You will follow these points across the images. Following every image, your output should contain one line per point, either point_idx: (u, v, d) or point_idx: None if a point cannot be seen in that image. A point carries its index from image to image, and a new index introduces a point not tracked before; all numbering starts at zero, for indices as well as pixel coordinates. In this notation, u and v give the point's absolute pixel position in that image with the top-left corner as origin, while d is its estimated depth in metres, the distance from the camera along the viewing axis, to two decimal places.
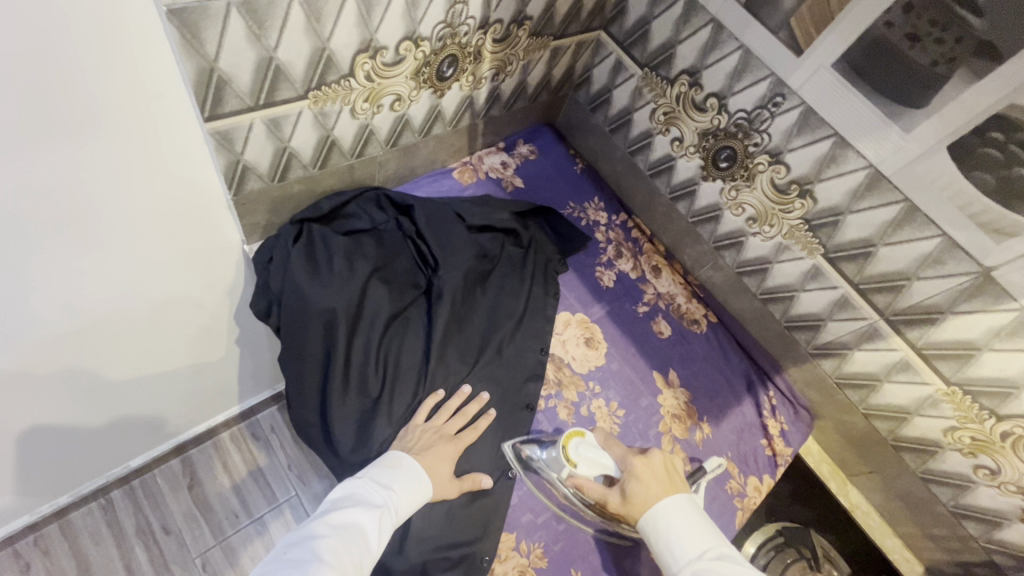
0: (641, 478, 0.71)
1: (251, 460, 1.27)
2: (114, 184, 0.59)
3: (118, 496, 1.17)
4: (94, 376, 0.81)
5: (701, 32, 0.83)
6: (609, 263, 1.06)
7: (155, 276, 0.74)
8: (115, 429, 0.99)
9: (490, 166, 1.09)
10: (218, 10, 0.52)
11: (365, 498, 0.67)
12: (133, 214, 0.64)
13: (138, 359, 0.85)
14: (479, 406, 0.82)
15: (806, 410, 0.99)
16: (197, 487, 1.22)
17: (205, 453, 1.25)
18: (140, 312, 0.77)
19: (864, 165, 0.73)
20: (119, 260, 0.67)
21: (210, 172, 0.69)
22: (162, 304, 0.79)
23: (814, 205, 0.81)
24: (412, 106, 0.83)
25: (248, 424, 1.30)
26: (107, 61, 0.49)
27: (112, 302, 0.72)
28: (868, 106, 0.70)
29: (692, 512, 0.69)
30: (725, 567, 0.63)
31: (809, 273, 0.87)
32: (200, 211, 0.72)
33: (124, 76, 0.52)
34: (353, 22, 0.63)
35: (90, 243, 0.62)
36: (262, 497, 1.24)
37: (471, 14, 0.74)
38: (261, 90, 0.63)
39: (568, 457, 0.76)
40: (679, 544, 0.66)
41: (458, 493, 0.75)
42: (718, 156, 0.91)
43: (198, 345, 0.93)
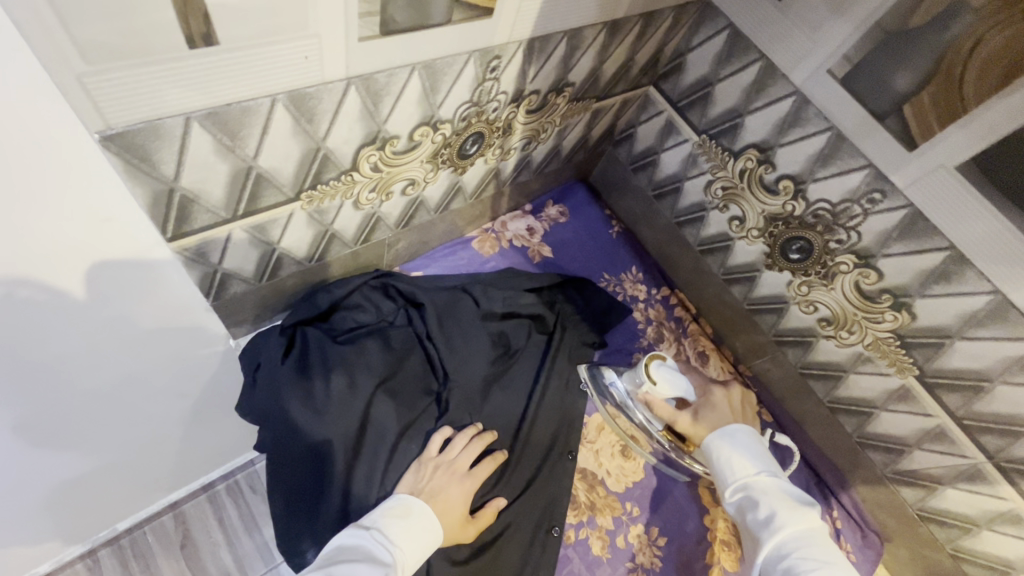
0: (717, 410, 0.72)
1: (251, 516, 1.04)
2: (61, 332, 0.46)
3: (105, 559, 0.95)
4: (53, 494, 0.68)
5: (779, 105, 0.69)
6: (649, 349, 0.92)
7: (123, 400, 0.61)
8: (92, 514, 0.83)
9: (514, 232, 0.95)
10: (174, 128, 0.39)
11: (370, 552, 0.56)
12: (84, 343, 0.50)
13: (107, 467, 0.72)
14: (493, 465, 0.72)
15: (875, 533, 0.85)
16: (190, 547, 0.99)
17: (199, 508, 1.02)
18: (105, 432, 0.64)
19: (987, 289, 0.59)
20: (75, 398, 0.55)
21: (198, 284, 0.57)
22: (136, 419, 0.66)
23: (911, 322, 0.67)
24: (428, 188, 0.70)
25: (248, 474, 1.07)
26: (34, 209, 0.36)
27: (69, 430, 0.58)
28: (1000, 222, 0.55)
29: (756, 439, 0.67)
30: (779, 484, 0.62)
31: (895, 393, 0.73)
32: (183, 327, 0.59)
33: (59, 215, 0.38)
34: (356, 117, 0.49)
35: (26, 386, 0.49)
36: (260, 559, 1.01)
37: (503, 89, 0.60)
38: (239, 201, 0.50)
39: (648, 375, 0.73)
40: (737, 460, 0.64)
41: (475, 533, 0.67)
42: (788, 246, 0.76)
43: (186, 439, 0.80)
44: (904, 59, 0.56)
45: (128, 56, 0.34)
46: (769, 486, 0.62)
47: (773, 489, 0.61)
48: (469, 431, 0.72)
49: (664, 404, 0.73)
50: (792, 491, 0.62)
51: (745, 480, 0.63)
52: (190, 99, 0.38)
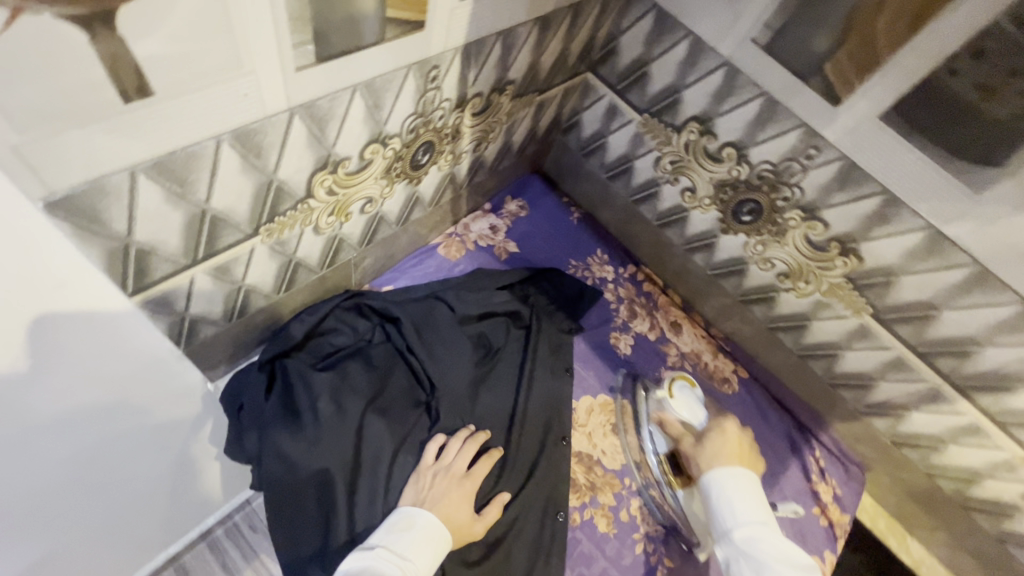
0: (725, 443, 0.68)
1: (255, 556, 1.02)
2: (35, 410, 0.44)
3: None
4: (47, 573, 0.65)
5: (712, 77, 0.72)
6: (625, 326, 0.95)
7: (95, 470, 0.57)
8: None
9: (478, 233, 0.96)
10: (121, 185, 0.38)
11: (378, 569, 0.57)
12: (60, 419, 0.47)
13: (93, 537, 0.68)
14: (489, 464, 0.73)
15: (856, 465, 0.90)
16: None
17: (200, 557, 1.00)
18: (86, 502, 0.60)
19: (921, 225, 0.63)
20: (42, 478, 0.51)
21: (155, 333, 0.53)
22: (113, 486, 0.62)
23: (860, 265, 0.71)
24: (386, 203, 0.70)
25: (246, 514, 1.05)
26: None
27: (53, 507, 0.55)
28: (925, 162, 0.59)
29: (758, 491, 0.62)
30: (781, 540, 0.57)
31: (855, 332, 0.77)
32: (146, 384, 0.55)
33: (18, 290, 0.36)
34: (304, 145, 0.49)
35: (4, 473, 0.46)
36: None
37: (446, 97, 0.61)
38: (197, 245, 0.49)
39: (669, 390, 0.76)
40: (738, 505, 0.61)
41: (483, 530, 0.69)
42: (739, 209, 0.80)
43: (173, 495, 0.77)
44: (818, 21, 0.59)
45: (53, 117, 0.32)
46: (769, 543, 0.57)
47: (774, 546, 0.57)
48: (463, 434, 0.74)
49: (675, 423, 0.73)
50: (794, 555, 0.56)
51: (744, 531, 0.59)
52: (134, 153, 0.38)
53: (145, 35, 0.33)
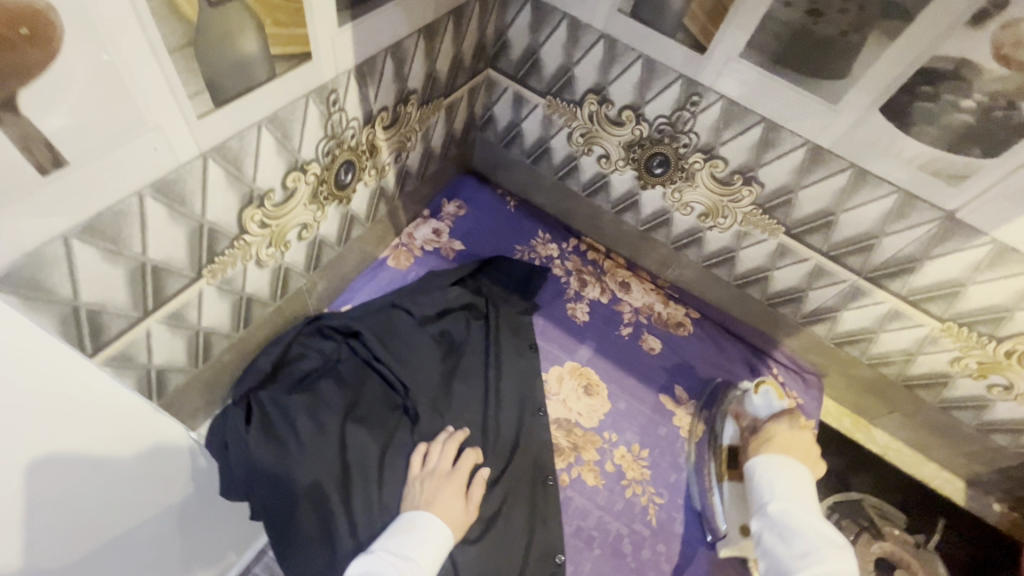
0: (780, 434, 0.73)
1: None
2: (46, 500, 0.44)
3: None
4: None
5: (595, 50, 0.78)
6: (578, 296, 1.01)
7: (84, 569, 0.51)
8: None
9: (422, 239, 1.01)
10: (58, 253, 0.42)
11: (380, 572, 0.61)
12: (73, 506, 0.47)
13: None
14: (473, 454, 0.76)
15: (812, 373, 0.98)
16: None
17: None
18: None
19: (800, 143, 0.70)
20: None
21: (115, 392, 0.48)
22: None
23: (762, 190, 0.78)
24: (322, 226, 0.74)
25: None
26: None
27: None
28: (786, 85, 0.66)
29: (806, 484, 0.65)
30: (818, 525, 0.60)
31: (777, 252, 0.84)
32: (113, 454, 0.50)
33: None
34: (224, 185, 0.53)
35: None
36: None
37: (352, 116, 0.65)
38: (145, 296, 0.53)
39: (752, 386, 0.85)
40: (776, 485, 0.65)
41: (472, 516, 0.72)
42: (651, 164, 0.86)
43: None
44: None
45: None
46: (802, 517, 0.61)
47: (807, 523, 0.60)
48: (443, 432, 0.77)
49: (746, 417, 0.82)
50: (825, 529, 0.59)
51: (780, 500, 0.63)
52: (59, 223, 0.41)
53: (48, 114, 0.36)
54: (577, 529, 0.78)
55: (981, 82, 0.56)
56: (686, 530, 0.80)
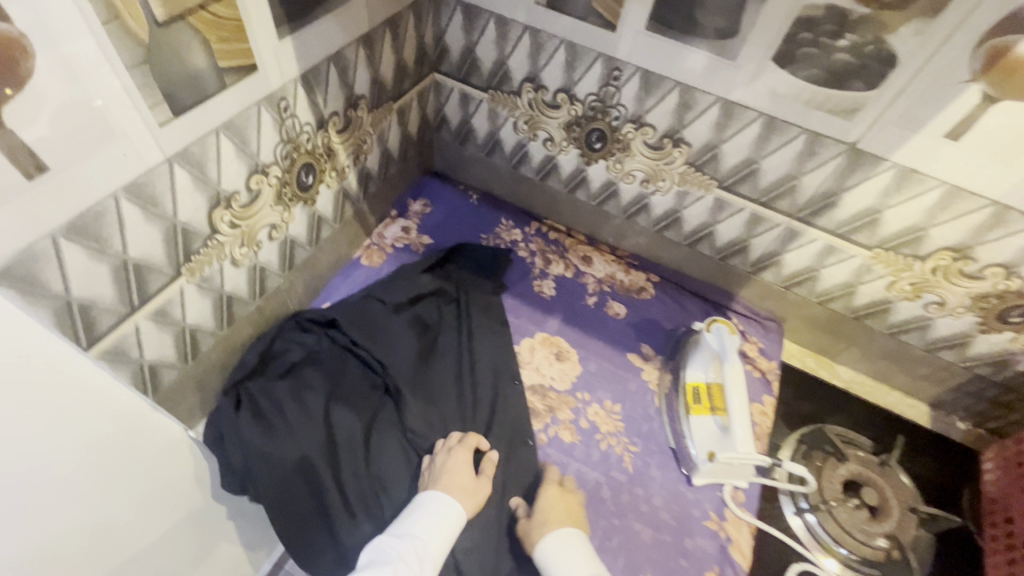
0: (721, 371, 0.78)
1: None
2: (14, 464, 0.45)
3: None
4: None
5: (523, 42, 0.86)
6: (543, 273, 1.07)
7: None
8: None
9: (392, 237, 1.08)
10: (48, 250, 0.49)
11: (382, 554, 0.67)
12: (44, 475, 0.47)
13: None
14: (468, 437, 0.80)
15: (771, 319, 1.03)
16: None
17: None
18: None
19: (713, 100, 0.78)
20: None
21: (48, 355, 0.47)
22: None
23: (691, 149, 0.85)
24: (291, 227, 0.81)
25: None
26: None
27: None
28: (690, 49, 0.74)
29: None
30: None
31: (715, 206, 0.91)
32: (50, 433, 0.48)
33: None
34: (192, 187, 0.60)
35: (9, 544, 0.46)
36: None
37: (305, 122, 0.73)
38: (130, 292, 0.60)
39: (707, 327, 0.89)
40: None
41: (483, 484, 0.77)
42: (590, 139, 0.94)
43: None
44: None
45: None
46: None
47: None
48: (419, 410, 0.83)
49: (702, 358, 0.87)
50: None
51: None
52: (44, 225, 0.48)
53: (29, 126, 0.43)
54: None
55: (850, 23, 0.63)
56: (661, 473, 0.85)
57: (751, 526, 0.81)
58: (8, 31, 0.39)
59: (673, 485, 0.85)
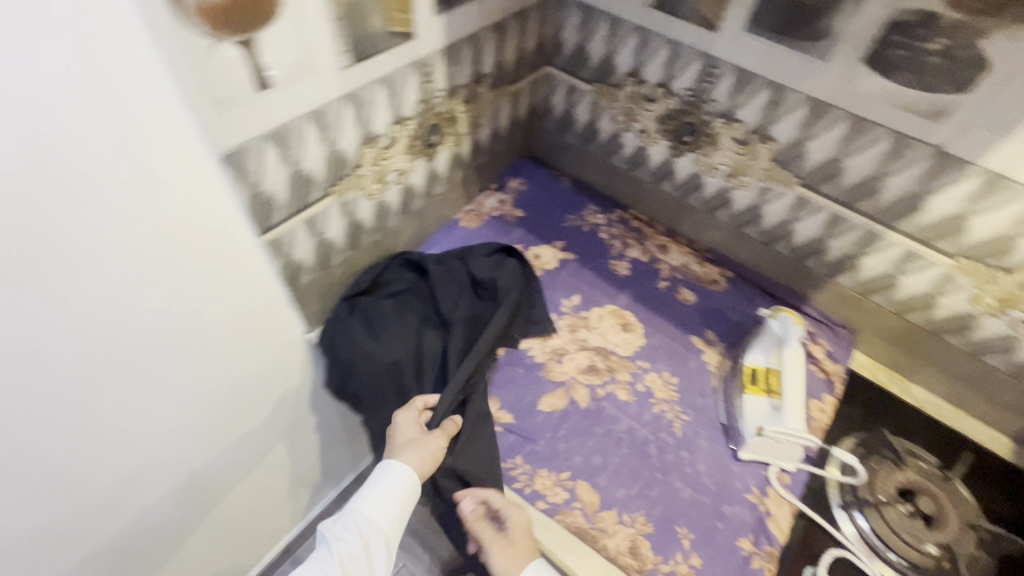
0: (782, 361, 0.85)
1: None
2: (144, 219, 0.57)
3: None
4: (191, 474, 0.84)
5: (631, 40, 0.97)
6: (620, 255, 1.16)
7: (114, 288, 0.58)
8: (242, 506, 1.03)
9: (490, 206, 1.22)
10: (257, 147, 0.67)
11: (355, 526, 0.82)
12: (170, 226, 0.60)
13: (144, 461, 0.74)
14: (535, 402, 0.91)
15: (843, 327, 1.04)
16: None
17: None
18: (103, 399, 0.64)
19: (802, 99, 0.84)
20: (39, 310, 0.53)
21: (178, 133, 0.55)
22: (148, 331, 0.64)
23: (777, 145, 0.91)
24: (413, 176, 0.98)
25: None
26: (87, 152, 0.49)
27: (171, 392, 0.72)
28: (784, 49, 0.81)
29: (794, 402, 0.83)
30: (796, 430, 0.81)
31: (795, 204, 0.96)
32: (162, 187, 0.57)
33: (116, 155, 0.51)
34: (353, 123, 0.78)
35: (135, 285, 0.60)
36: None
37: (439, 87, 0.89)
38: (296, 196, 0.77)
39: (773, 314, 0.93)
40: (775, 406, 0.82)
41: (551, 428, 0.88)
42: (681, 132, 1.02)
43: (231, 379, 0.81)
44: None
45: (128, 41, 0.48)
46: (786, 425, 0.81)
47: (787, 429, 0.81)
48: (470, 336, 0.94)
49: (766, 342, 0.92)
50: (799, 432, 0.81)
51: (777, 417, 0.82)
52: (259, 128, 0.65)
53: (269, 51, 0.61)
54: (608, 431, 0.90)
55: (943, 27, 0.68)
56: (708, 443, 0.90)
57: (793, 506, 0.84)
58: None
59: (719, 456, 0.89)
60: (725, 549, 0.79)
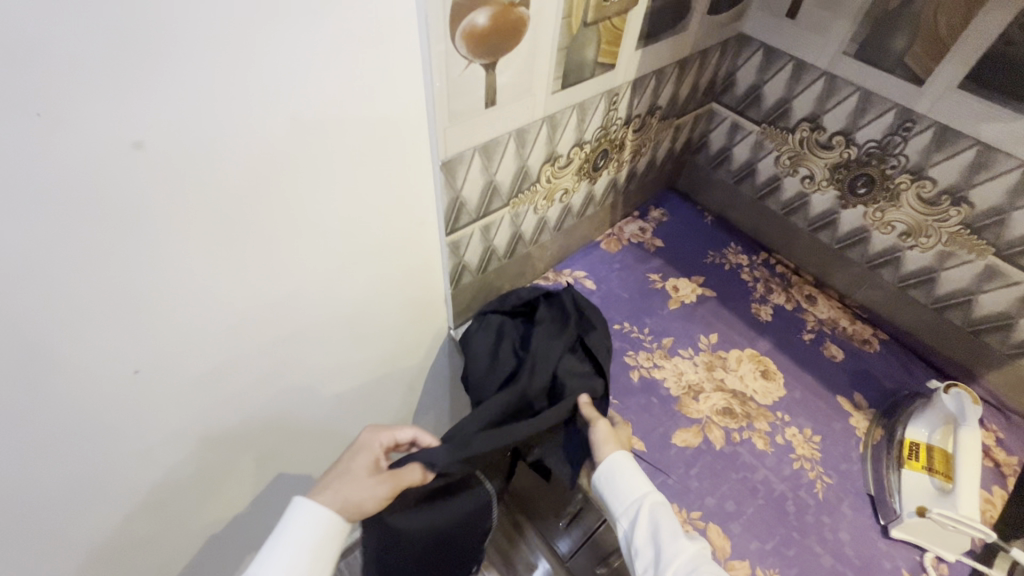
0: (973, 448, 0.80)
1: None
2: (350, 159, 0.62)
3: None
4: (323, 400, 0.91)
5: (815, 85, 0.96)
6: (763, 299, 1.13)
7: (306, 215, 0.63)
8: None
9: (630, 233, 1.23)
10: (469, 158, 0.74)
11: None
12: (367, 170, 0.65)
13: (292, 379, 0.81)
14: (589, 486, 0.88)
15: (1019, 415, 0.94)
16: None
17: None
18: (276, 312, 0.70)
19: (1016, 165, 0.78)
20: (256, 239, 0.61)
21: (401, 91, 0.60)
22: (322, 264, 0.71)
23: (972, 210, 0.86)
24: (574, 196, 1.02)
25: None
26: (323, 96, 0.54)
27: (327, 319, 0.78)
28: (1004, 111, 0.76)
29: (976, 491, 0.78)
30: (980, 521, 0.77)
31: (984, 274, 0.89)
32: (372, 131, 0.61)
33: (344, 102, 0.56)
34: (545, 143, 0.83)
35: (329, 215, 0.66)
36: None
37: (620, 116, 0.92)
38: (483, 204, 0.84)
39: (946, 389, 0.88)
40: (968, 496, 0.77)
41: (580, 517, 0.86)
42: (855, 183, 0.99)
43: (375, 317, 0.86)
44: (892, 29, 0.82)
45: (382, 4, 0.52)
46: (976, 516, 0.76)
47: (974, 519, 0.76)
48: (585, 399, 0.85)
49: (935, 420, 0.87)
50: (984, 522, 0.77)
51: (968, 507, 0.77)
52: (475, 140, 0.72)
53: (504, 74, 0.67)
54: (744, 478, 0.87)
55: None
56: (853, 513, 0.84)
57: None
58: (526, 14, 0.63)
59: (866, 530, 0.83)
60: None
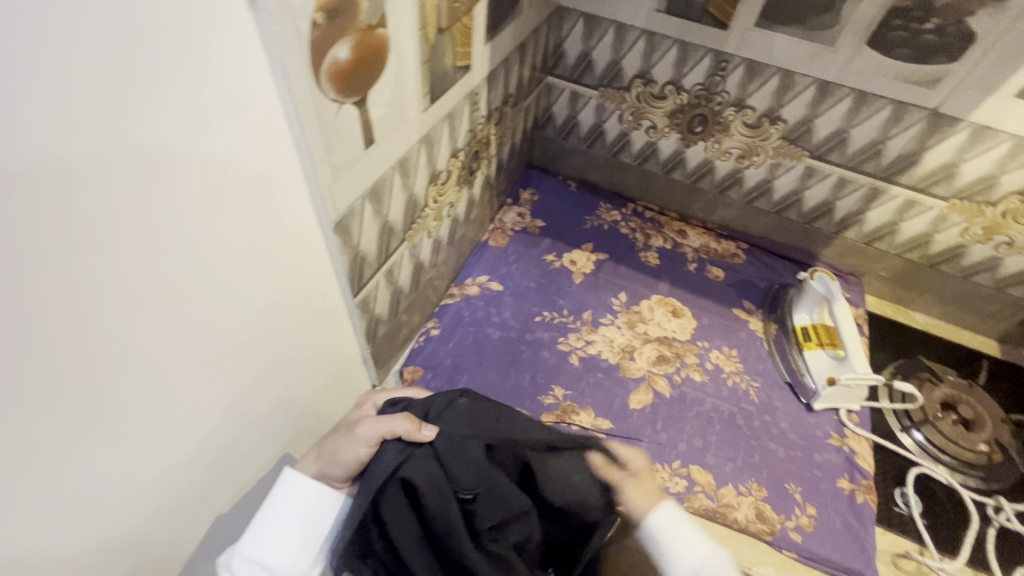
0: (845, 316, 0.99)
1: None
2: (198, 227, 0.44)
3: None
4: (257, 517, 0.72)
5: (637, 43, 1.02)
6: (646, 246, 1.21)
7: (167, 324, 0.45)
8: None
9: (511, 221, 1.22)
10: (359, 207, 0.63)
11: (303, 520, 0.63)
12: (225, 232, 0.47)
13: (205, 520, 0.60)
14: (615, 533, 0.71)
15: (851, 275, 1.18)
16: None
17: None
18: (154, 467, 0.49)
19: (810, 81, 0.93)
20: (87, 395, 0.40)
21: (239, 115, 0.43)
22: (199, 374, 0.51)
23: (787, 125, 1.01)
24: (458, 206, 0.96)
25: None
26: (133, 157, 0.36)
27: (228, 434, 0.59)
28: (792, 40, 0.90)
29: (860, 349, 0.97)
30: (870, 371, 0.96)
31: (806, 174, 1.06)
32: (215, 177, 0.44)
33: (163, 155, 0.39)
34: (425, 164, 0.75)
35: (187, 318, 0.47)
36: None
37: (482, 114, 0.88)
38: (382, 249, 0.74)
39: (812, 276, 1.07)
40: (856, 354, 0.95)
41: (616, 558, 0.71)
42: (692, 124, 1.09)
43: (284, 398, 0.68)
44: None
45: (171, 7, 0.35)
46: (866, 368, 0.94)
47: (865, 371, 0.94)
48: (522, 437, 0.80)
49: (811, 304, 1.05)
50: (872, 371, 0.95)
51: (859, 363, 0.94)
52: (359, 183, 0.61)
53: (376, 104, 0.58)
54: (698, 413, 0.96)
55: (936, 9, 0.79)
56: (783, 404, 0.98)
57: (869, 441, 0.95)
58: (384, 35, 0.54)
59: (795, 413, 0.98)
60: (831, 493, 0.88)
